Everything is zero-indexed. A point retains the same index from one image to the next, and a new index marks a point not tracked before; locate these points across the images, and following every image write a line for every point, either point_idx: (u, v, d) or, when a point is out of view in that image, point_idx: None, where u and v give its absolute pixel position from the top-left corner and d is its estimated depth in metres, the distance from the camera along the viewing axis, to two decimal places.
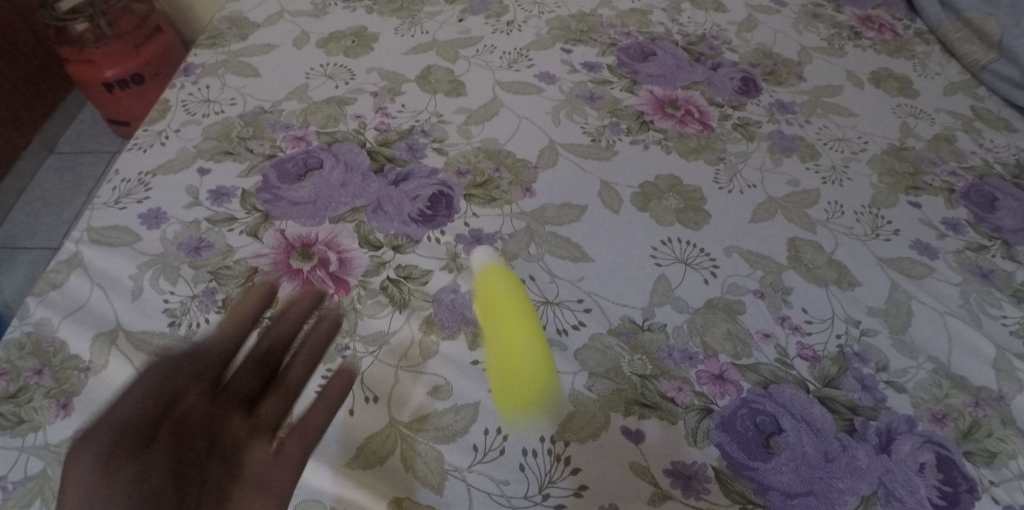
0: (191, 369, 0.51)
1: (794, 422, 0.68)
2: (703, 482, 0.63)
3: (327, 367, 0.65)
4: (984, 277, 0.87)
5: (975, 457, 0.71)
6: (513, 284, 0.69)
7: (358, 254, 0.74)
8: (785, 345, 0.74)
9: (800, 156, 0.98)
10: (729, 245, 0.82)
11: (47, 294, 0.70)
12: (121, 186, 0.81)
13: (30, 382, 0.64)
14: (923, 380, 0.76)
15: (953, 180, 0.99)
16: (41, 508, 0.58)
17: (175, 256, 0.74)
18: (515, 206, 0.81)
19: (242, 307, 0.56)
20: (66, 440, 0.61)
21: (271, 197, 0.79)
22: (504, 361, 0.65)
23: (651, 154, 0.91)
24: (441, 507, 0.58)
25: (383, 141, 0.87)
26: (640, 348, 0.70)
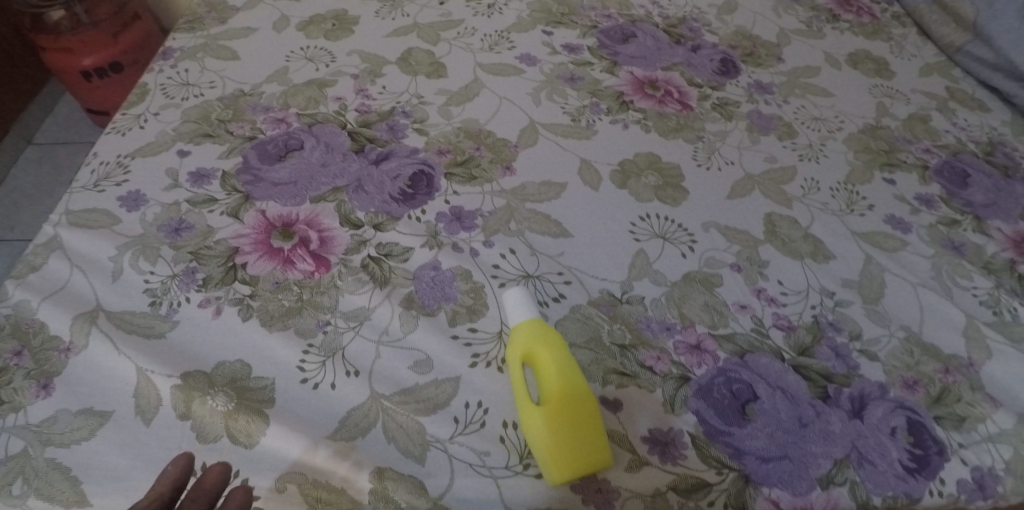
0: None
1: (769, 390, 0.70)
2: (680, 448, 0.65)
3: (308, 343, 0.66)
4: (956, 250, 0.89)
5: (945, 421, 0.73)
6: (562, 350, 0.63)
7: (339, 233, 0.74)
8: (761, 316, 0.76)
9: (778, 135, 0.99)
10: (707, 221, 0.83)
11: (26, 277, 0.70)
12: (99, 169, 0.81)
13: (10, 363, 0.64)
14: (895, 348, 0.77)
15: (926, 157, 1.01)
16: (23, 487, 0.58)
17: (156, 237, 0.74)
18: (495, 184, 0.81)
19: (157, 488, 0.51)
20: (47, 420, 0.61)
21: (251, 178, 0.80)
22: (567, 457, 0.58)
23: (630, 133, 0.92)
24: (422, 477, 0.59)
25: (364, 122, 0.87)
26: (619, 319, 0.71)
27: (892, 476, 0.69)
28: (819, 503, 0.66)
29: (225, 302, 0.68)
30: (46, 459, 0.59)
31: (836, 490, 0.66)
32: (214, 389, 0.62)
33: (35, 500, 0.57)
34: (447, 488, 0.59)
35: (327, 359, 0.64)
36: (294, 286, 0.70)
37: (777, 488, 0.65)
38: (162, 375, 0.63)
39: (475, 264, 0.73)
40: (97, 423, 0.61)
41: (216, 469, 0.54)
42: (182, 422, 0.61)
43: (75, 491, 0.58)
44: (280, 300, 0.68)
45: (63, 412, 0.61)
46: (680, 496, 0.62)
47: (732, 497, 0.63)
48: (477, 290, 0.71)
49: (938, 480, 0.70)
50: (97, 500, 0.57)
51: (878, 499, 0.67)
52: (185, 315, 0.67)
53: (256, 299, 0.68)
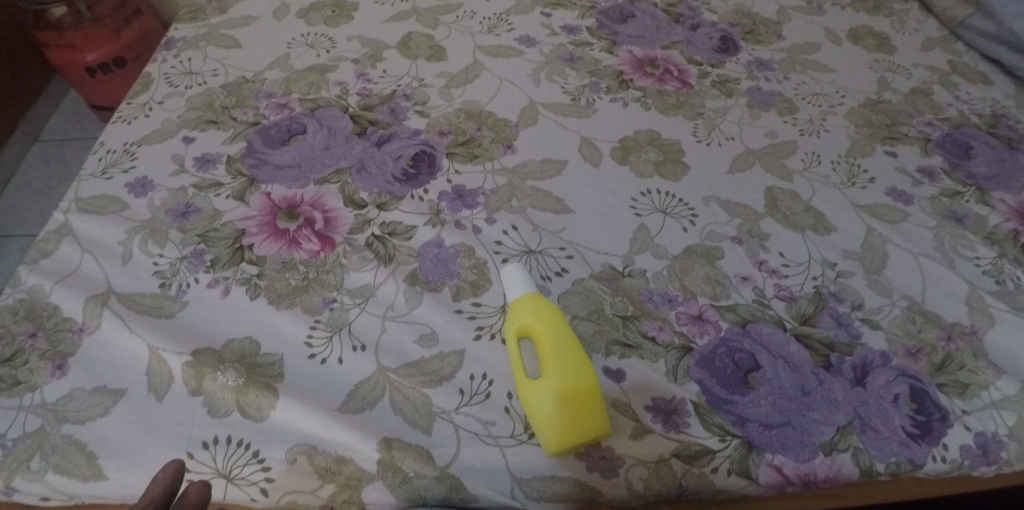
0: None
1: (771, 359, 0.71)
2: (684, 416, 0.65)
3: (314, 319, 0.67)
4: (958, 221, 0.89)
5: (948, 388, 0.74)
6: (561, 321, 0.64)
7: (343, 213, 0.75)
8: (762, 287, 0.76)
9: (778, 111, 0.99)
10: (707, 196, 0.83)
11: (38, 263, 0.72)
12: (106, 156, 0.82)
13: (25, 345, 0.66)
14: (897, 317, 0.78)
15: (928, 130, 1.01)
16: (41, 462, 0.59)
17: (164, 221, 0.75)
18: (496, 163, 0.82)
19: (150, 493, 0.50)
20: (62, 398, 0.62)
21: (256, 161, 0.81)
22: (571, 427, 0.59)
23: (630, 112, 0.92)
24: (429, 446, 0.60)
25: (365, 105, 0.88)
26: (621, 292, 0.72)
27: (894, 442, 0.69)
28: (822, 469, 0.67)
29: (233, 282, 0.69)
30: (63, 435, 0.60)
31: (839, 457, 0.67)
32: (224, 365, 0.64)
33: (54, 474, 0.59)
34: (454, 457, 0.60)
35: (334, 334, 0.66)
36: (301, 265, 0.71)
37: (780, 455, 0.66)
38: (173, 352, 0.64)
39: (477, 241, 0.74)
40: (112, 401, 0.62)
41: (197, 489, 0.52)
42: (193, 398, 0.62)
43: (91, 465, 0.59)
44: (287, 278, 0.70)
45: (79, 390, 0.63)
46: (684, 462, 0.63)
47: (736, 463, 0.65)
48: (480, 266, 0.71)
49: (942, 446, 0.71)
50: (113, 473, 0.59)
51: (881, 465, 0.68)
52: (194, 296, 0.69)
53: (263, 278, 0.70)
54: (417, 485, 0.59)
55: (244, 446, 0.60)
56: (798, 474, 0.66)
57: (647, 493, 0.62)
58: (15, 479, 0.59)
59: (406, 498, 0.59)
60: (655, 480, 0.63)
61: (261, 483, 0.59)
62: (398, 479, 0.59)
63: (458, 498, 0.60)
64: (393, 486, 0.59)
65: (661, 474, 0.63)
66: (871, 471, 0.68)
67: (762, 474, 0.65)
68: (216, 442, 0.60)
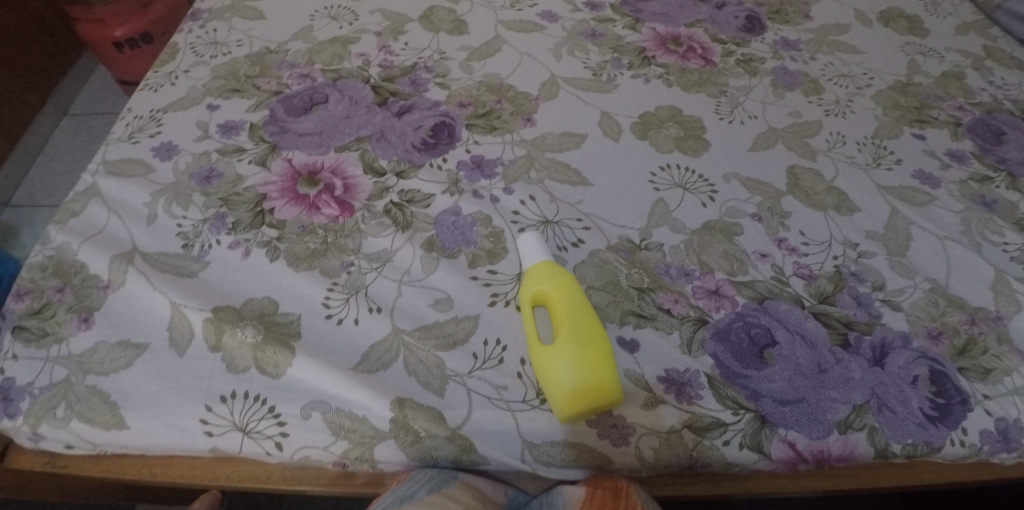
0: None
1: (788, 335, 0.70)
2: (697, 388, 0.65)
3: (332, 282, 0.68)
4: (987, 206, 0.87)
5: (969, 372, 0.72)
6: (574, 287, 0.64)
7: (363, 180, 0.76)
8: (781, 265, 0.75)
9: (804, 91, 0.97)
10: (728, 172, 0.83)
11: (67, 222, 0.73)
12: (133, 122, 0.84)
13: (53, 299, 0.68)
14: (919, 299, 0.76)
15: (959, 114, 0.98)
16: (66, 410, 0.62)
17: (188, 185, 0.76)
18: (516, 135, 0.82)
19: None
20: (88, 350, 0.64)
21: (278, 129, 0.82)
22: (585, 392, 0.60)
23: (651, 88, 0.92)
24: (441, 408, 0.61)
25: (386, 77, 0.88)
26: (637, 264, 0.72)
27: (912, 424, 0.68)
28: (836, 447, 0.66)
29: (254, 244, 0.71)
30: (88, 386, 0.63)
31: (854, 435, 0.67)
32: (243, 322, 0.65)
33: (79, 422, 0.62)
34: (465, 419, 0.61)
35: (350, 296, 0.66)
36: (320, 230, 0.72)
37: (793, 431, 0.65)
38: (194, 308, 0.66)
39: (494, 210, 0.74)
40: (135, 354, 0.64)
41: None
42: (213, 354, 0.63)
43: (114, 415, 0.62)
44: (306, 242, 0.71)
45: (103, 343, 0.65)
46: (696, 434, 0.64)
47: (748, 437, 0.64)
48: (497, 235, 0.72)
49: (960, 429, 0.69)
50: (134, 423, 0.61)
51: (897, 446, 0.67)
52: (216, 256, 0.70)
53: (283, 241, 0.71)
54: (428, 445, 0.61)
55: (261, 402, 0.61)
56: (811, 450, 0.66)
57: (657, 462, 0.63)
58: (43, 425, 0.62)
59: (417, 457, 0.61)
60: (665, 450, 0.63)
61: (276, 438, 0.61)
62: (410, 439, 0.61)
63: (469, 460, 0.61)
64: (405, 445, 0.61)
65: (671, 444, 0.63)
66: (886, 452, 0.67)
67: (774, 449, 0.65)
68: (233, 396, 0.62)
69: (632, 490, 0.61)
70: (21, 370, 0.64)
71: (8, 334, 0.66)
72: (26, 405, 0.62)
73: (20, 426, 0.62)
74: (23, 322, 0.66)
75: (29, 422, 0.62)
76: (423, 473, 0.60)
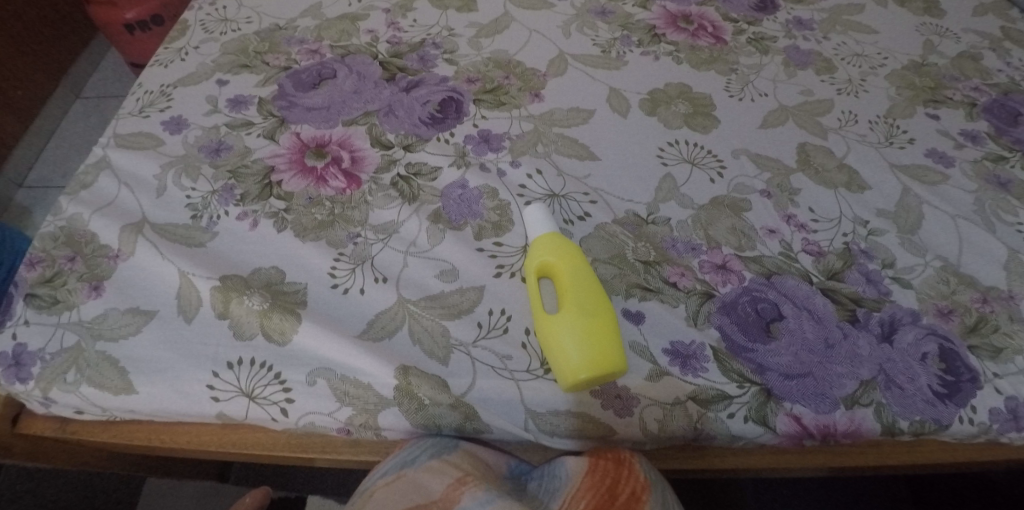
0: None
1: (795, 310, 0.69)
2: (702, 361, 0.65)
3: (338, 252, 0.68)
4: (1002, 186, 0.84)
5: (980, 350, 0.71)
6: (580, 259, 0.64)
7: (370, 153, 0.76)
8: (790, 241, 0.75)
9: (816, 69, 0.94)
10: (737, 149, 0.82)
11: (78, 193, 0.74)
12: (144, 97, 0.84)
13: (64, 267, 0.68)
14: (930, 277, 0.75)
15: (976, 95, 0.94)
16: (76, 375, 0.63)
17: (197, 157, 0.77)
18: (523, 110, 0.82)
19: None
20: (97, 317, 0.65)
21: (286, 103, 0.81)
22: (590, 363, 0.60)
23: (661, 66, 0.90)
24: (446, 376, 0.62)
25: (395, 53, 0.87)
26: (643, 237, 0.72)
27: (920, 401, 0.68)
28: (842, 422, 0.66)
29: (261, 215, 0.71)
30: (98, 351, 0.64)
31: (860, 411, 0.66)
32: (250, 290, 0.66)
33: (89, 387, 0.63)
34: (469, 387, 0.62)
35: (356, 266, 0.67)
36: (327, 202, 0.72)
37: (799, 405, 0.65)
38: (202, 277, 0.66)
39: (501, 184, 0.74)
40: (143, 321, 0.65)
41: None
42: (220, 320, 0.64)
43: (123, 380, 0.63)
44: (313, 213, 0.71)
45: (113, 310, 0.65)
46: (700, 406, 0.64)
47: (753, 410, 0.64)
48: (503, 207, 0.72)
49: (970, 407, 0.68)
50: (143, 388, 0.63)
51: (904, 422, 0.67)
52: (224, 227, 0.70)
53: (290, 213, 0.71)
54: (432, 412, 0.62)
55: (267, 368, 0.63)
56: (817, 425, 0.65)
57: (661, 434, 0.63)
58: (53, 389, 0.63)
59: (421, 425, 0.62)
60: (669, 421, 0.63)
61: (281, 404, 0.62)
62: (414, 406, 0.62)
63: (472, 428, 0.62)
64: (409, 412, 0.62)
65: (676, 416, 0.63)
66: (894, 429, 0.67)
67: (780, 423, 0.65)
68: (239, 363, 0.63)
69: (637, 462, 0.60)
70: (33, 335, 0.65)
71: (21, 300, 0.66)
72: (37, 370, 0.63)
73: (32, 390, 0.63)
74: (35, 289, 0.67)
75: (40, 386, 0.63)
76: (426, 440, 0.62)
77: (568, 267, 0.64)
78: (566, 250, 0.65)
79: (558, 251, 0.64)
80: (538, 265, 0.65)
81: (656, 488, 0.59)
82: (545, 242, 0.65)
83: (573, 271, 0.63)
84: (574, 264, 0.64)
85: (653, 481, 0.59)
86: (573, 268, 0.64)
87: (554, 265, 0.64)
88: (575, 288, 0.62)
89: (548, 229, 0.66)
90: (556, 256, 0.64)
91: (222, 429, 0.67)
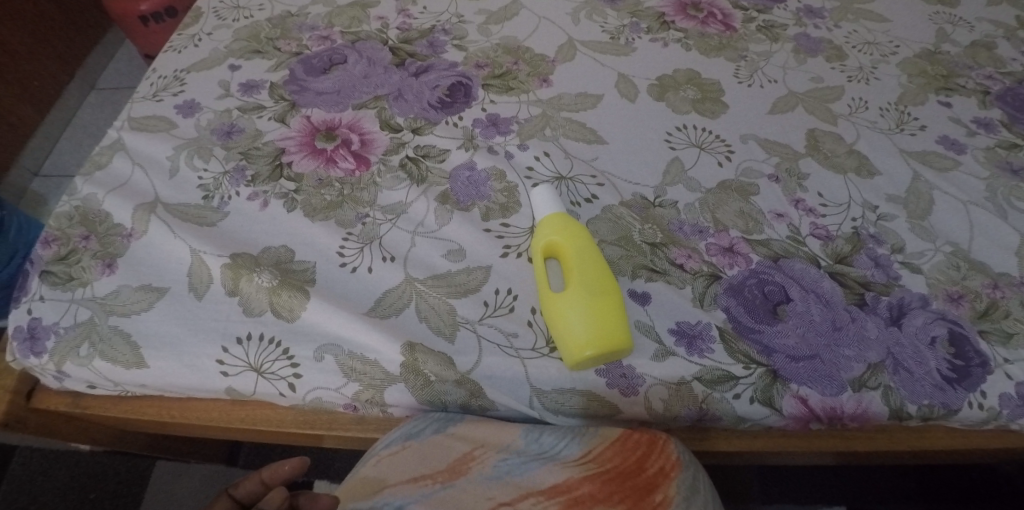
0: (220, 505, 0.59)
1: (803, 293, 0.69)
2: (708, 341, 0.66)
3: (347, 232, 0.70)
4: (1015, 173, 0.81)
5: (990, 336, 0.69)
6: (584, 238, 0.65)
7: (379, 136, 0.77)
8: (798, 225, 0.74)
9: (826, 57, 0.91)
10: (745, 133, 0.81)
11: (93, 174, 0.75)
12: (158, 81, 0.84)
13: (79, 245, 0.69)
14: (940, 263, 0.73)
15: (988, 83, 0.90)
16: (89, 349, 0.64)
17: (209, 140, 0.77)
18: (532, 94, 0.82)
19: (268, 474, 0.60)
20: (110, 293, 0.66)
21: (298, 88, 0.82)
22: (596, 341, 0.60)
23: (670, 52, 0.89)
24: (452, 354, 0.63)
25: (404, 39, 0.87)
26: (650, 220, 0.73)
27: (929, 385, 0.67)
28: (849, 405, 0.65)
29: (272, 196, 0.72)
30: (110, 326, 0.65)
31: (868, 394, 0.66)
32: (260, 268, 0.67)
33: (101, 361, 0.64)
34: (475, 365, 0.63)
35: (365, 245, 0.69)
36: (336, 183, 0.73)
37: (806, 387, 0.65)
38: (213, 255, 0.68)
39: (509, 166, 0.75)
40: (155, 297, 0.66)
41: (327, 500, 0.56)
42: (231, 297, 0.66)
43: (134, 354, 0.64)
44: (322, 194, 0.72)
45: (125, 287, 0.67)
46: (705, 386, 0.64)
47: (759, 392, 0.65)
48: (510, 189, 0.73)
49: (980, 392, 0.67)
50: (154, 362, 0.64)
51: (913, 407, 0.66)
52: (235, 208, 0.72)
53: (300, 194, 0.72)
54: (438, 389, 0.63)
55: (275, 344, 0.64)
56: (824, 407, 0.65)
57: (666, 414, 0.64)
58: (67, 363, 0.65)
59: (427, 401, 0.64)
60: (675, 401, 0.64)
61: (289, 379, 0.64)
62: (420, 382, 0.63)
63: (478, 405, 0.64)
64: (415, 388, 0.63)
65: (681, 396, 0.64)
66: (901, 413, 0.66)
67: (786, 405, 0.65)
68: (249, 338, 0.64)
69: (670, 442, 0.61)
70: (47, 310, 0.66)
71: (36, 278, 0.68)
72: (51, 344, 0.65)
73: (46, 364, 0.65)
74: (50, 267, 0.68)
75: (54, 360, 0.65)
76: (429, 416, 0.63)
77: (575, 246, 0.64)
78: (572, 229, 0.65)
79: (565, 230, 0.65)
80: (545, 244, 0.65)
81: (686, 469, 0.61)
82: (553, 221, 0.66)
83: (579, 249, 0.64)
84: (580, 243, 0.64)
85: (685, 461, 0.61)
86: (580, 247, 0.64)
87: (561, 243, 0.65)
88: (582, 267, 0.63)
89: (555, 209, 0.67)
90: (563, 235, 0.65)
91: (233, 405, 0.68)
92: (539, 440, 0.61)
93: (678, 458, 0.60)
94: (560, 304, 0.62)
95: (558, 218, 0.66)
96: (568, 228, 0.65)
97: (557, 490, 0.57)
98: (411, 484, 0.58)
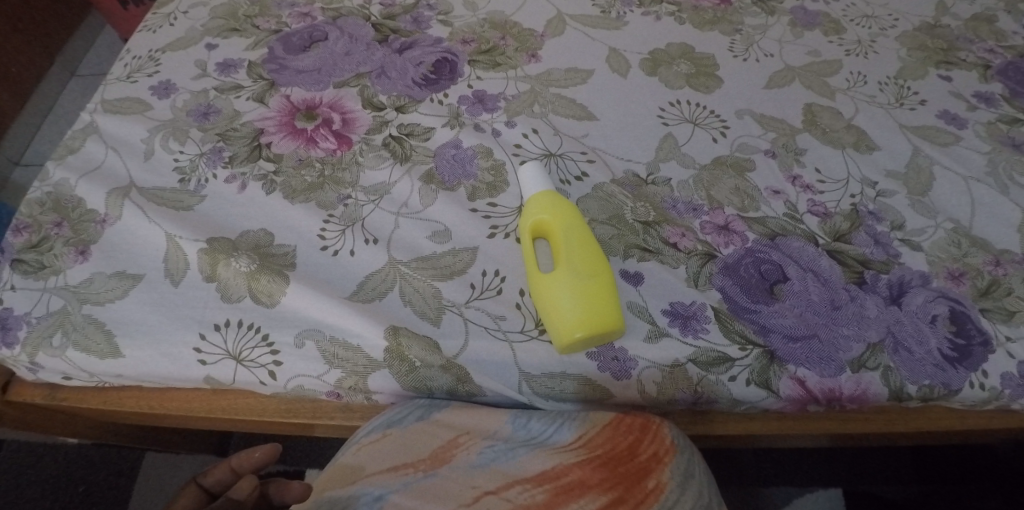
0: (195, 493, 0.57)
1: (800, 272, 0.67)
2: (702, 322, 0.64)
3: (328, 214, 0.67)
4: (1017, 148, 0.79)
5: (992, 314, 0.67)
6: (576, 216, 0.63)
7: (361, 115, 0.74)
8: (795, 202, 0.72)
9: (824, 31, 0.88)
10: (741, 109, 0.79)
11: (65, 158, 0.72)
12: (132, 62, 0.81)
13: (51, 233, 0.67)
14: (940, 240, 0.71)
15: (989, 57, 0.87)
16: (62, 339, 0.62)
17: (185, 121, 0.74)
18: (520, 70, 0.79)
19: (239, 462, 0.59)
20: (84, 281, 0.64)
21: (277, 66, 0.78)
22: (588, 321, 0.58)
23: (663, 27, 0.86)
24: (437, 338, 0.62)
25: (388, 15, 0.84)
26: (643, 198, 0.71)
27: (930, 365, 0.65)
28: (848, 386, 0.64)
29: (250, 178, 0.70)
30: (84, 315, 0.63)
31: (867, 375, 0.64)
32: (238, 253, 0.65)
33: (75, 350, 0.62)
34: (462, 349, 0.61)
35: (346, 227, 0.66)
36: (317, 164, 0.71)
37: (803, 368, 0.63)
38: (189, 240, 0.65)
39: (496, 144, 0.73)
40: (130, 284, 0.64)
41: (298, 488, 0.56)
42: (208, 284, 0.64)
43: (109, 344, 0.62)
44: (303, 175, 0.70)
45: (99, 275, 0.64)
46: (700, 369, 0.62)
47: (755, 374, 0.63)
48: (498, 168, 0.71)
49: (981, 372, 0.65)
50: (129, 351, 0.62)
51: (912, 387, 0.64)
52: (213, 191, 0.69)
53: (280, 175, 0.70)
54: (424, 374, 0.61)
55: (254, 330, 0.62)
56: (822, 389, 0.63)
57: (660, 397, 0.63)
58: (40, 354, 0.62)
59: (412, 387, 0.62)
60: (668, 383, 0.62)
61: (269, 367, 0.62)
62: (405, 368, 0.61)
63: (465, 390, 0.62)
64: (400, 375, 0.62)
65: (675, 378, 0.62)
66: (901, 394, 0.64)
67: (784, 387, 0.63)
68: (227, 325, 0.62)
69: (663, 426, 0.60)
70: (19, 300, 0.64)
71: (6, 266, 0.65)
72: (23, 334, 0.62)
73: (19, 355, 0.63)
74: (21, 255, 0.65)
75: (26, 351, 0.62)
76: (410, 404, 0.61)
77: (566, 224, 0.62)
78: (561, 207, 0.63)
79: (554, 206, 0.63)
80: (533, 221, 0.63)
81: (682, 453, 0.59)
82: (541, 199, 0.63)
83: (569, 227, 0.62)
84: (572, 221, 0.62)
85: (678, 446, 0.59)
86: (571, 224, 0.62)
87: (551, 221, 0.62)
88: (574, 244, 0.61)
89: (542, 186, 0.64)
90: (553, 212, 0.62)
91: (213, 393, 0.67)
92: (527, 426, 0.59)
93: (674, 443, 0.59)
94: (551, 283, 0.59)
95: (545, 194, 0.64)
96: (558, 207, 0.63)
97: (546, 477, 0.55)
98: (391, 473, 0.56)
